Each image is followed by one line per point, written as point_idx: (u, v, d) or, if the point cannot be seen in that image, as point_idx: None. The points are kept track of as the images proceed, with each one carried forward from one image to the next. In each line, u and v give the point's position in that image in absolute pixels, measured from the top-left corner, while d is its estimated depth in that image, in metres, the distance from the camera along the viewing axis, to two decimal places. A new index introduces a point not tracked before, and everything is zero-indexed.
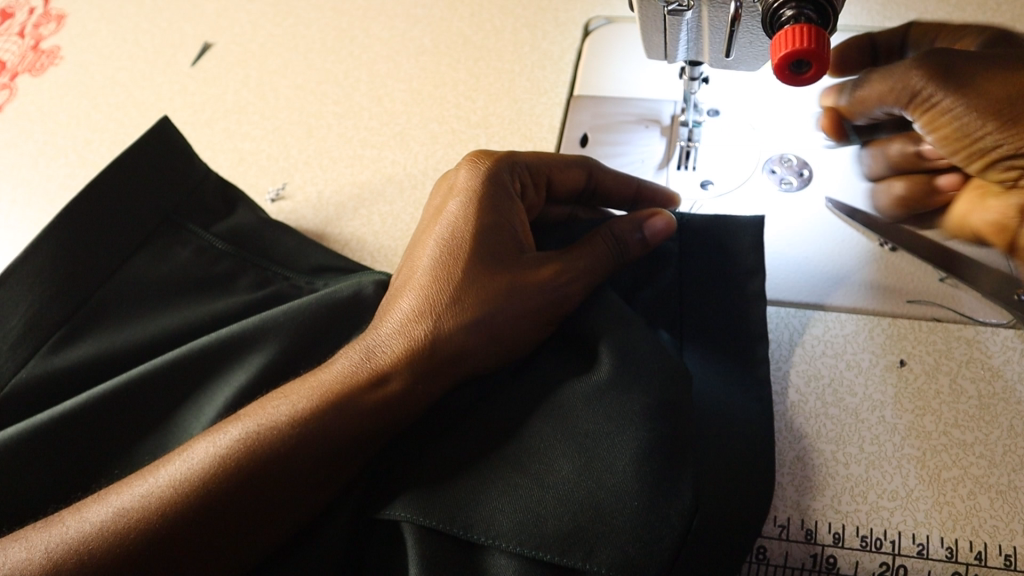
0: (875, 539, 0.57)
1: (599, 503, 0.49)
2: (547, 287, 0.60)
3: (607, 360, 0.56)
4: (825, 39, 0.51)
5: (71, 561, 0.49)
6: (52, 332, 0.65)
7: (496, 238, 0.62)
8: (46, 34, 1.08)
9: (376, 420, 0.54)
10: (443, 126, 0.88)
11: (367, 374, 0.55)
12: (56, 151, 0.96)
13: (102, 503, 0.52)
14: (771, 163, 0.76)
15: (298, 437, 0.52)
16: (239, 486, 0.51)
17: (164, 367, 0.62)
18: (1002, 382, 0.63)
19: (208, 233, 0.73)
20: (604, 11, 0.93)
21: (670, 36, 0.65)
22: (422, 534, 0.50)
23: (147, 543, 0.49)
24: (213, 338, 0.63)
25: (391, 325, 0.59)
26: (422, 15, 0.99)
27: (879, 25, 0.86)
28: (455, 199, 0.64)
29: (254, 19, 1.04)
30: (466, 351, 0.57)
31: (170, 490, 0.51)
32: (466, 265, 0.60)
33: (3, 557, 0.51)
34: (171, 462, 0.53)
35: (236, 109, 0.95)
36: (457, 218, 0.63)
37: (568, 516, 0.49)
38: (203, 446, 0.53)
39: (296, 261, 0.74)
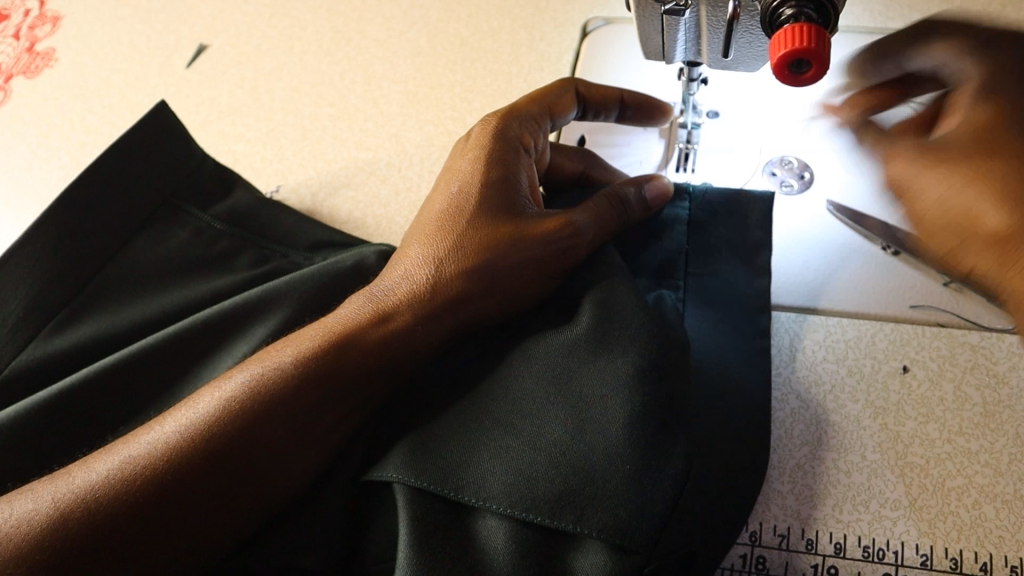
0: (878, 549, 0.55)
1: (593, 459, 0.48)
2: (546, 241, 0.60)
3: (596, 314, 0.55)
4: (825, 39, 0.50)
5: (78, 510, 0.49)
6: (54, 315, 0.66)
7: (503, 191, 0.63)
8: (41, 35, 1.08)
9: (377, 359, 0.55)
10: (440, 128, 0.87)
11: (369, 316, 0.57)
12: (49, 153, 0.95)
13: (105, 457, 0.52)
14: (772, 166, 0.75)
15: (300, 382, 0.53)
16: (238, 433, 0.51)
17: (164, 342, 0.62)
18: (1008, 389, 0.61)
19: (207, 214, 0.73)
20: (602, 12, 0.92)
21: (668, 37, 0.64)
22: (413, 495, 0.49)
23: (152, 488, 0.49)
24: (216, 310, 0.64)
25: (397, 273, 0.60)
26: (419, 16, 0.98)
27: (881, 25, 0.84)
28: (466, 156, 0.65)
29: (250, 20, 1.03)
30: (467, 298, 0.58)
31: (176, 436, 0.51)
32: (473, 216, 0.61)
33: (9, 511, 0.50)
34: (177, 412, 0.53)
35: (231, 111, 0.95)
36: (467, 173, 0.64)
37: (563, 474, 0.48)
38: (208, 394, 0.53)
39: (289, 240, 0.73)
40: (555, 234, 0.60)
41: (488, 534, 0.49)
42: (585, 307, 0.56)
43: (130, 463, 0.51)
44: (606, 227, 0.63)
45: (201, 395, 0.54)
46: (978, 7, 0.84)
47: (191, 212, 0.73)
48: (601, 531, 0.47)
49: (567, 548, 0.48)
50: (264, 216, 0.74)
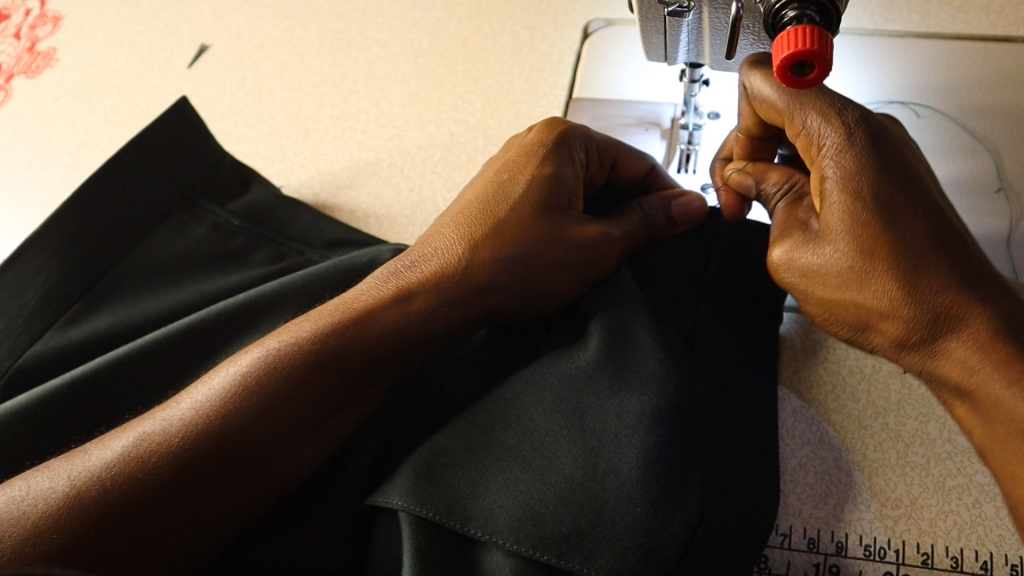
0: (880, 548, 0.56)
1: (603, 497, 0.49)
2: (569, 254, 0.61)
3: (611, 346, 0.56)
4: (827, 41, 0.51)
5: (95, 487, 0.47)
6: (68, 308, 0.66)
7: (554, 190, 0.63)
8: (43, 35, 1.08)
9: (398, 338, 0.56)
10: (442, 129, 0.88)
11: (392, 292, 0.57)
12: (50, 153, 0.95)
13: (121, 436, 0.51)
14: None
15: (325, 360, 0.53)
16: (258, 419, 0.51)
17: (174, 334, 0.63)
18: None
19: (224, 210, 0.74)
20: (603, 14, 0.92)
21: (671, 38, 0.64)
22: (418, 526, 0.50)
23: (170, 467, 0.48)
24: (228, 305, 0.64)
25: (431, 250, 0.60)
26: (421, 17, 0.99)
27: (881, 28, 0.85)
28: (524, 146, 0.66)
29: (251, 21, 1.03)
30: (495, 285, 0.59)
31: (196, 416, 0.50)
32: (513, 204, 0.61)
33: (25, 488, 0.49)
34: (196, 390, 0.53)
35: (233, 111, 0.95)
36: (516, 164, 0.64)
37: (574, 514, 0.48)
38: (227, 370, 0.53)
39: (308, 236, 0.73)
40: (585, 237, 0.61)
41: (494, 567, 0.49)
42: (595, 337, 0.56)
43: (143, 441, 0.50)
44: (634, 236, 0.65)
45: (216, 375, 0.53)
46: (977, 9, 0.84)
47: (208, 207, 0.74)
48: (607, 572, 0.47)
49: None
50: (279, 213, 0.74)
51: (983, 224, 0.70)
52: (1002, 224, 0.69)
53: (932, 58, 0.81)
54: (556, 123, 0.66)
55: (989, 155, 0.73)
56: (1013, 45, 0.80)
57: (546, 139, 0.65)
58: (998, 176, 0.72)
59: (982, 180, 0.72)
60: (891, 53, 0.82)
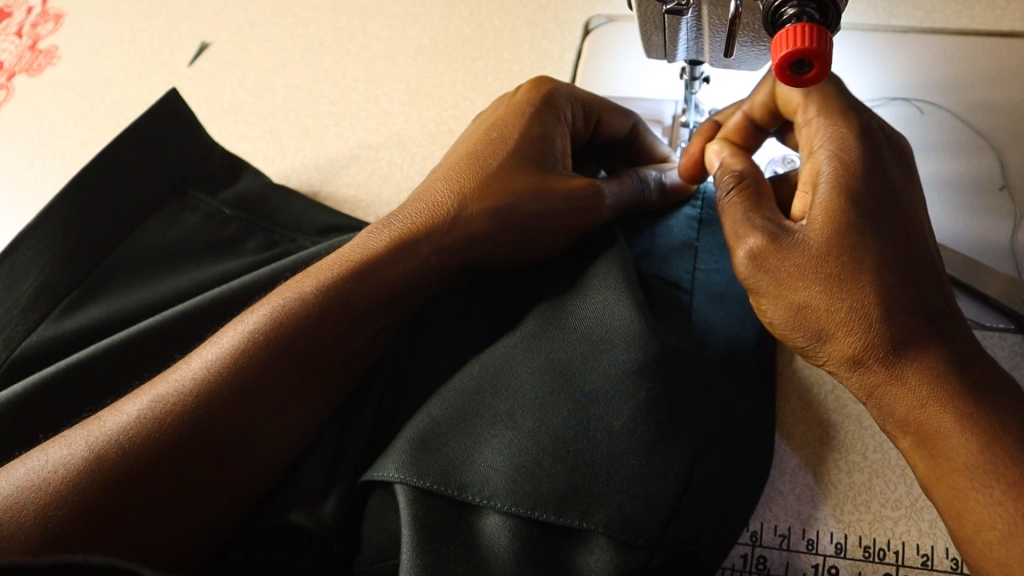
0: (879, 550, 0.55)
1: (594, 457, 0.49)
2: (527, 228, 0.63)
3: (588, 306, 0.57)
4: (826, 39, 0.50)
5: (115, 452, 0.48)
6: (63, 297, 0.68)
7: (536, 149, 0.66)
8: (44, 33, 1.08)
9: (398, 284, 0.58)
10: (442, 126, 0.87)
11: (387, 242, 0.59)
12: (52, 151, 0.95)
13: (132, 401, 0.51)
14: (775, 164, 0.75)
15: (324, 310, 0.55)
16: (261, 368, 0.52)
17: (169, 322, 0.63)
18: None
19: (216, 199, 0.76)
20: (604, 10, 0.92)
21: (670, 36, 0.63)
22: (417, 496, 0.49)
23: (184, 428, 0.49)
24: (225, 291, 0.64)
25: (417, 204, 0.63)
26: (421, 14, 0.98)
27: (885, 22, 0.84)
28: (509, 109, 0.69)
29: (251, 18, 1.03)
30: (483, 234, 0.61)
31: (206, 372, 0.52)
32: (504, 158, 0.64)
33: (44, 458, 0.49)
34: (203, 350, 0.54)
35: (233, 109, 0.95)
36: (506, 124, 0.67)
37: (568, 474, 0.49)
38: (233, 331, 0.54)
39: (299, 224, 0.76)
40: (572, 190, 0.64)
41: (490, 533, 0.49)
42: (581, 304, 0.57)
43: (149, 413, 0.50)
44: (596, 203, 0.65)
45: (214, 350, 0.53)
46: (982, 4, 0.83)
47: (199, 197, 0.76)
48: (607, 525, 0.47)
49: (572, 546, 0.49)
50: (272, 203, 0.77)
51: (987, 221, 0.69)
52: (1007, 223, 0.69)
53: (936, 54, 0.80)
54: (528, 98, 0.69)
55: (993, 152, 0.72)
56: (1017, 40, 0.79)
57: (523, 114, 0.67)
58: (1002, 174, 0.71)
59: (987, 177, 0.71)
60: (894, 49, 0.81)
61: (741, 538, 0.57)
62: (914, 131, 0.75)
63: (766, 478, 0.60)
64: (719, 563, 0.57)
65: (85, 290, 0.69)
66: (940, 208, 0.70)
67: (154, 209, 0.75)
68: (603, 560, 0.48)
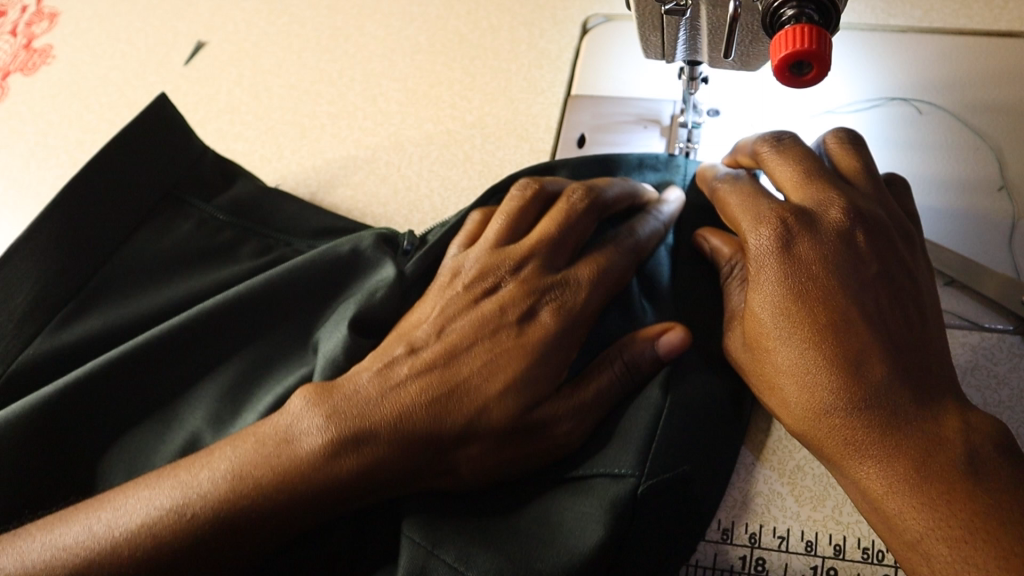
0: (878, 551, 0.55)
1: (559, 420, 0.54)
2: (562, 325, 0.58)
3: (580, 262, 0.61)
4: (826, 40, 0.50)
5: (130, 556, 0.50)
6: (59, 309, 0.68)
7: (557, 248, 0.62)
8: (39, 32, 1.07)
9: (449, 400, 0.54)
10: (439, 127, 0.87)
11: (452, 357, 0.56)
12: (47, 152, 0.95)
13: (152, 492, 0.53)
14: None
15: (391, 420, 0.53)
16: (291, 498, 0.50)
17: (154, 345, 0.63)
18: (1008, 389, 0.62)
19: (210, 205, 0.75)
20: (602, 9, 0.92)
21: (669, 36, 0.63)
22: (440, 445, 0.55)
23: (216, 528, 0.50)
24: (210, 307, 0.64)
25: (460, 322, 0.59)
26: (418, 13, 0.98)
27: (884, 22, 0.84)
28: (519, 219, 0.64)
29: (248, 18, 1.03)
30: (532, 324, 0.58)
31: (249, 475, 0.51)
32: (538, 271, 0.61)
33: (64, 540, 0.52)
34: (240, 447, 0.53)
35: (229, 109, 0.94)
36: (528, 245, 0.62)
37: (546, 434, 0.54)
38: (297, 422, 0.53)
39: (293, 228, 0.75)
40: (603, 278, 0.60)
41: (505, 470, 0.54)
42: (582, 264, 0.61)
43: (164, 509, 0.51)
44: (615, 283, 0.61)
45: (225, 448, 0.54)
46: (981, 3, 0.83)
47: (194, 204, 0.75)
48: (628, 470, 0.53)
49: (566, 499, 0.54)
50: (265, 208, 0.76)
51: (985, 222, 0.69)
52: (1006, 223, 0.69)
53: (935, 54, 0.79)
54: (534, 180, 0.66)
55: (992, 153, 0.72)
56: (1015, 41, 0.79)
57: (535, 198, 0.65)
58: (1001, 175, 0.71)
59: (985, 178, 0.71)
60: (893, 48, 0.81)
61: (739, 539, 0.57)
62: (914, 132, 0.75)
63: (764, 480, 0.60)
64: (718, 565, 0.57)
65: (79, 301, 0.69)
66: (939, 209, 0.70)
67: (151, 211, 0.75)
68: (595, 502, 0.52)
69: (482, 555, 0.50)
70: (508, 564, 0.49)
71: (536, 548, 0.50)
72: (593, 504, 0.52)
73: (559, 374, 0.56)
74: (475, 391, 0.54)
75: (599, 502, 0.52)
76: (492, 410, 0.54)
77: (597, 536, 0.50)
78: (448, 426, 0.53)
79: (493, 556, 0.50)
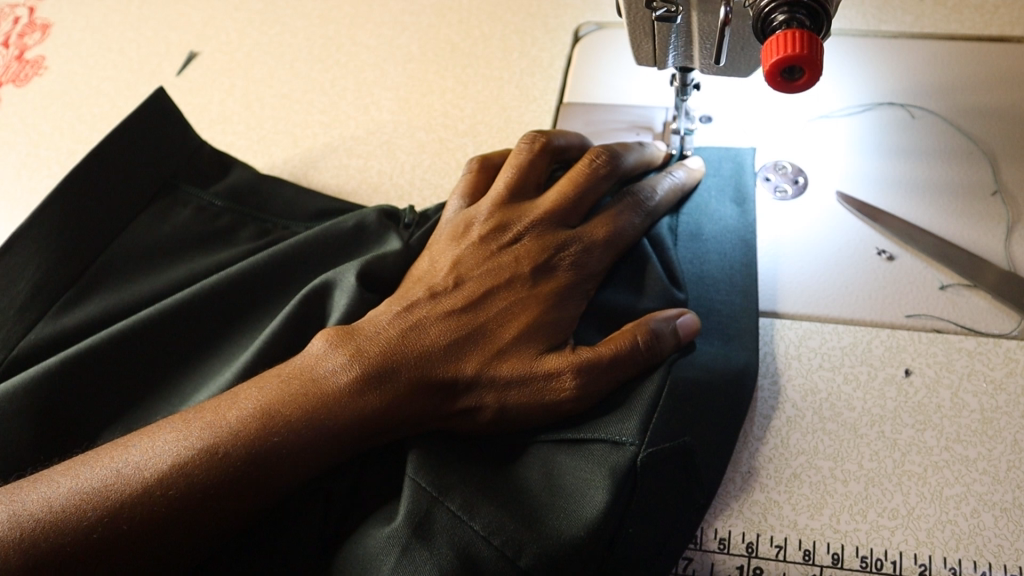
0: (876, 560, 0.55)
1: (574, 381, 0.57)
2: (573, 278, 0.63)
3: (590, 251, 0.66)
4: (817, 44, 0.50)
5: (159, 492, 0.51)
6: (58, 296, 0.69)
7: (569, 208, 0.66)
8: (31, 44, 1.07)
9: (469, 348, 0.59)
10: (431, 135, 0.87)
11: (469, 325, 0.60)
12: (38, 163, 0.94)
13: (177, 433, 0.54)
14: (766, 171, 0.75)
15: (413, 363, 0.58)
16: (316, 441, 0.54)
17: (170, 311, 0.67)
18: (1005, 395, 0.61)
19: (207, 192, 0.76)
20: (593, 17, 0.92)
21: (660, 43, 0.63)
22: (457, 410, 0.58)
23: (242, 469, 0.52)
24: (225, 277, 0.68)
25: (478, 276, 0.63)
26: (410, 22, 0.98)
27: (875, 28, 0.84)
28: (530, 177, 0.68)
29: (240, 28, 1.03)
30: (542, 276, 0.63)
31: (276, 411, 0.54)
32: (552, 232, 0.65)
33: (83, 477, 0.53)
34: (265, 389, 0.56)
35: (222, 118, 0.94)
36: (542, 206, 0.66)
37: (555, 397, 0.57)
38: (324, 366, 0.57)
39: (292, 211, 0.77)
40: (614, 234, 0.65)
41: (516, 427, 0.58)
42: (594, 244, 0.64)
43: (195, 448, 0.53)
44: (625, 241, 0.66)
45: (252, 389, 0.56)
46: (972, 9, 0.84)
47: (190, 190, 0.76)
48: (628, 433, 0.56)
49: (567, 459, 0.56)
50: (263, 193, 0.77)
51: (981, 226, 0.69)
52: (1003, 226, 0.68)
53: (927, 59, 0.80)
54: (540, 134, 0.69)
55: (986, 157, 0.72)
56: (1006, 45, 0.79)
57: (545, 151, 0.68)
58: (996, 180, 0.71)
59: (980, 182, 0.71)
60: (885, 54, 0.81)
61: (737, 548, 0.57)
62: (907, 137, 0.75)
63: (761, 488, 0.59)
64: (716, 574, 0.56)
65: (81, 288, 0.70)
66: (934, 213, 0.70)
67: (142, 220, 0.74)
68: (596, 468, 0.54)
69: (489, 507, 0.52)
70: (512, 519, 0.52)
71: (540, 508, 0.53)
72: (594, 470, 0.54)
73: (569, 325, 0.62)
74: (494, 336, 0.60)
75: (600, 468, 0.54)
76: (506, 363, 0.59)
77: (599, 501, 0.52)
78: (464, 373, 0.58)
79: (500, 508, 0.53)
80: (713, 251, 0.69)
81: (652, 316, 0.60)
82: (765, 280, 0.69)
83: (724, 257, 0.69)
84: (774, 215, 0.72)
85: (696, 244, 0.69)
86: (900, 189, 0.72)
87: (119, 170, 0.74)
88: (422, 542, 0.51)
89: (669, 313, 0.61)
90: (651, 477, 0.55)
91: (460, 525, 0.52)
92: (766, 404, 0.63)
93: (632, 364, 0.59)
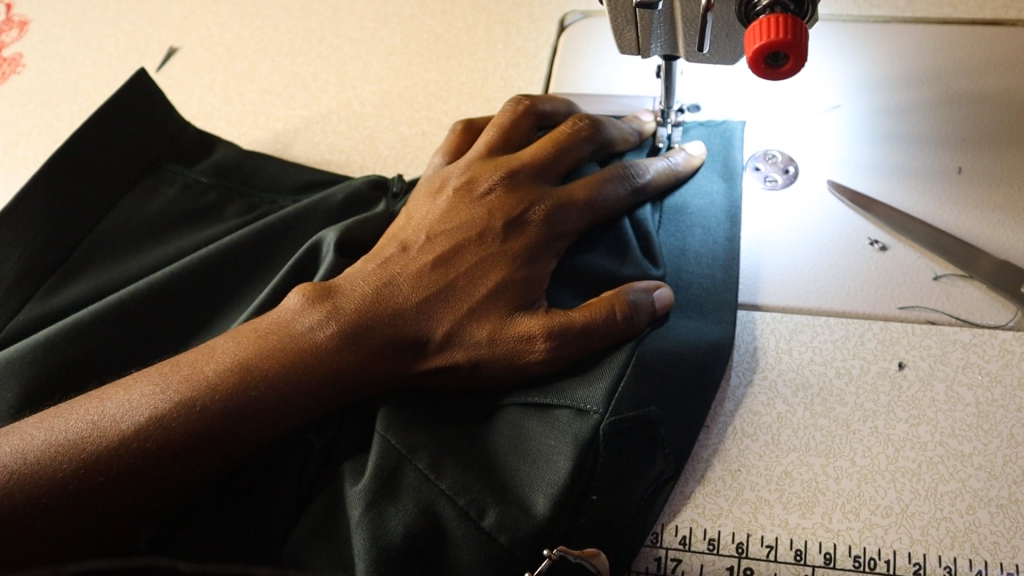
0: (869, 559, 0.53)
1: (542, 346, 0.56)
2: (546, 237, 0.61)
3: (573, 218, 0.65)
4: (802, 29, 0.49)
5: (132, 447, 0.50)
6: (40, 283, 0.67)
7: (547, 168, 0.64)
8: (8, 42, 1.04)
9: (440, 307, 0.58)
10: (414, 128, 0.85)
11: (440, 283, 0.59)
12: (16, 161, 0.92)
13: (151, 386, 0.53)
14: (756, 161, 0.73)
15: (382, 322, 0.56)
16: (289, 403, 0.53)
17: (160, 283, 0.65)
18: (1001, 388, 0.60)
19: (191, 171, 0.75)
20: (580, 6, 0.90)
21: (642, 30, 0.61)
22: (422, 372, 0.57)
23: (216, 427, 0.51)
24: (216, 249, 0.67)
25: (451, 232, 0.62)
26: (392, 14, 0.96)
27: (866, 13, 0.82)
28: (512, 138, 0.67)
29: (221, 21, 1.01)
30: (517, 235, 0.61)
31: (249, 369, 0.53)
32: (530, 189, 0.63)
33: (61, 426, 0.51)
34: (239, 345, 0.54)
35: (202, 113, 0.92)
36: (521, 163, 0.64)
37: (525, 358, 0.56)
38: (296, 324, 0.55)
39: (271, 192, 0.75)
40: (592, 197, 0.63)
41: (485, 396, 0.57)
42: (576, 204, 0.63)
43: (171, 400, 0.51)
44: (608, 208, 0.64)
45: (227, 342, 0.55)
46: None
47: (174, 169, 0.75)
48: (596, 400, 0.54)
49: (533, 424, 0.55)
50: (244, 171, 0.76)
51: (975, 215, 0.67)
52: (997, 214, 0.66)
53: (919, 44, 0.78)
54: (526, 98, 0.68)
55: (979, 144, 0.70)
56: (1000, 29, 0.77)
57: (529, 113, 0.67)
58: (989, 167, 0.69)
59: (974, 170, 0.69)
60: (876, 38, 0.79)
61: (726, 549, 0.55)
62: (898, 123, 0.73)
63: (751, 486, 0.58)
64: None
65: (64, 272, 0.68)
66: (926, 201, 0.68)
67: (117, 210, 0.72)
68: (561, 435, 0.54)
69: (456, 469, 0.52)
70: (480, 481, 0.52)
71: (505, 471, 0.53)
72: (558, 438, 0.53)
73: (540, 282, 0.60)
74: (465, 293, 0.58)
75: (565, 436, 0.53)
76: (476, 323, 0.57)
77: (562, 472, 0.52)
78: (436, 331, 0.57)
79: (466, 469, 0.52)
80: (697, 225, 0.68)
81: (630, 286, 0.59)
82: (754, 269, 0.68)
83: (716, 235, 0.67)
84: (763, 204, 0.71)
85: (684, 222, 0.68)
86: (892, 175, 0.70)
87: (93, 162, 0.72)
88: (389, 502, 0.51)
89: (647, 285, 0.60)
90: (617, 450, 0.54)
91: (426, 486, 0.51)
92: (757, 400, 0.62)
93: (605, 333, 0.57)
